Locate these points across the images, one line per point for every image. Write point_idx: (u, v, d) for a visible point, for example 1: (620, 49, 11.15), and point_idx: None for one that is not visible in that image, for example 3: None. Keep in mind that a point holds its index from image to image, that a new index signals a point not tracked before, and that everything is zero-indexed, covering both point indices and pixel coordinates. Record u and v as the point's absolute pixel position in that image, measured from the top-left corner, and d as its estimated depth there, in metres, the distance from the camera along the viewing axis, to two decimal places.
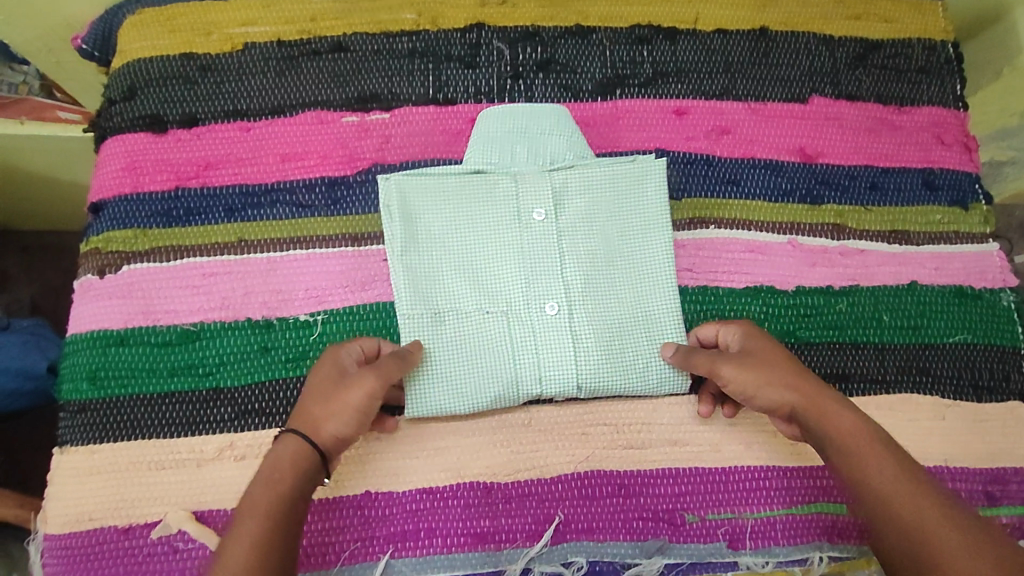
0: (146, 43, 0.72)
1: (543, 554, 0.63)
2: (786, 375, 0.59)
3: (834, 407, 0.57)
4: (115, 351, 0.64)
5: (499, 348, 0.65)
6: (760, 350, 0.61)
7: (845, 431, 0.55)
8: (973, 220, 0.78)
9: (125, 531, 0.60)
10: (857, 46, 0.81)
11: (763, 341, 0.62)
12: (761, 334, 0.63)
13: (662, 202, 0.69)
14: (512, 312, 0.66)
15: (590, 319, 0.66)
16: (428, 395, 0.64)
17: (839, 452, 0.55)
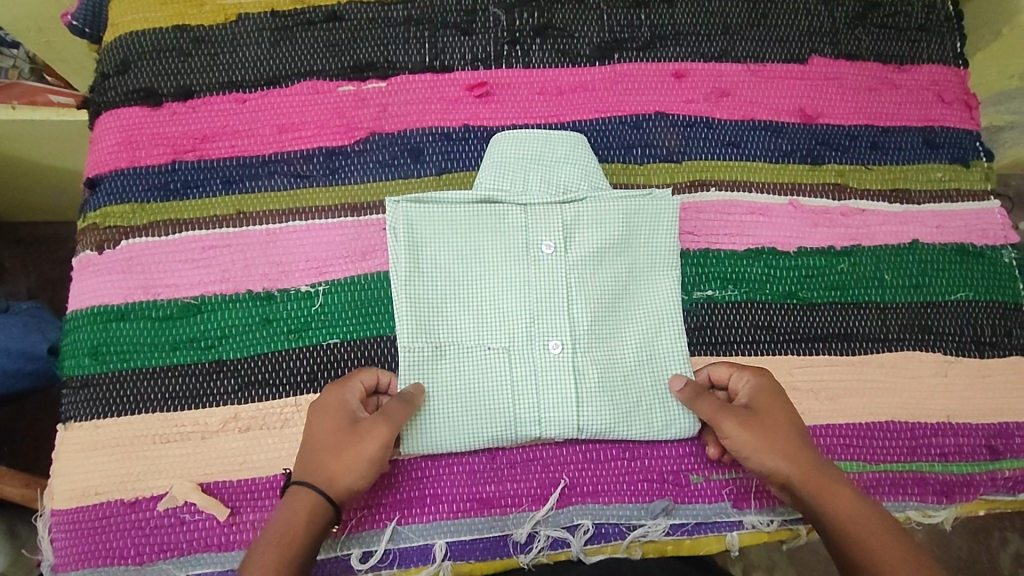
0: (138, 16, 0.71)
1: (549, 518, 0.63)
2: (787, 442, 0.59)
3: (833, 486, 0.57)
4: (117, 327, 0.64)
5: (500, 384, 0.63)
6: (766, 409, 0.60)
7: (845, 514, 0.56)
8: (974, 177, 0.77)
9: (131, 504, 0.60)
10: (856, 5, 0.80)
11: (772, 400, 0.61)
12: (772, 390, 0.62)
13: (673, 243, 0.69)
14: (515, 351, 0.64)
15: (594, 358, 0.65)
16: (424, 433, 0.62)
17: (836, 536, 0.56)
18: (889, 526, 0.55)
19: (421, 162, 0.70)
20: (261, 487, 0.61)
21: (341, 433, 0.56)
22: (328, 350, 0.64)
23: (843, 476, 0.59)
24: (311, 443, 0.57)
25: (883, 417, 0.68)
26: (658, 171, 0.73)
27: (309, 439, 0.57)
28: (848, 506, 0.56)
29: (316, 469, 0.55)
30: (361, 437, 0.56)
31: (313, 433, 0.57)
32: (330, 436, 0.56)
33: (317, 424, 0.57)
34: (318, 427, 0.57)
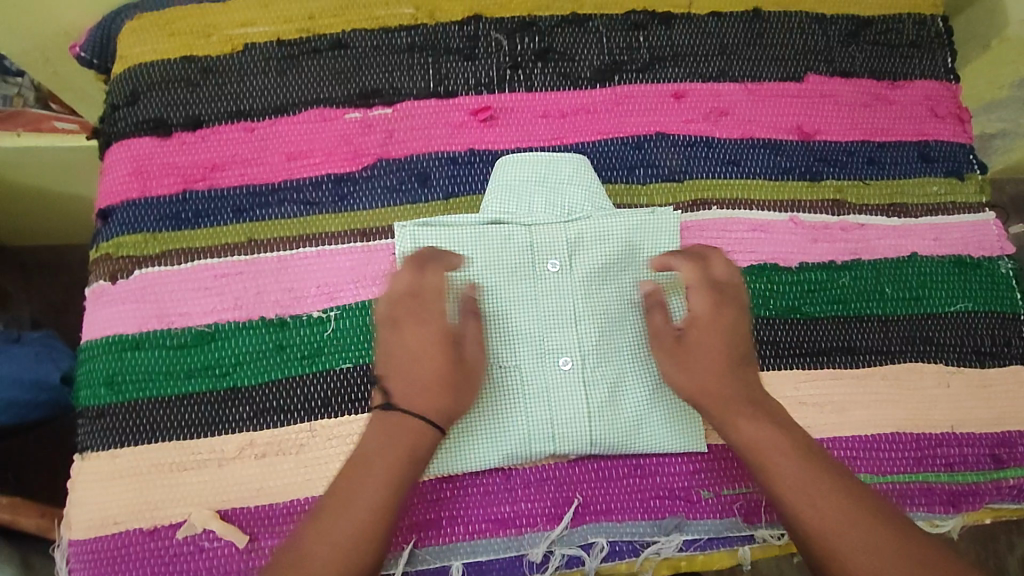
0: (147, 48, 0.72)
1: (563, 537, 0.63)
2: (704, 370, 0.60)
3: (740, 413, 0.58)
4: (132, 355, 0.64)
5: (512, 401, 0.65)
6: (693, 338, 0.62)
7: (750, 440, 0.57)
8: (969, 190, 0.79)
9: (150, 533, 0.60)
10: (849, 24, 0.82)
11: (699, 326, 0.62)
12: (708, 315, 0.62)
13: None
14: (525, 368, 0.65)
15: (602, 372, 0.66)
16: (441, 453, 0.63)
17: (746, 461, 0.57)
18: (807, 453, 0.56)
19: (428, 186, 0.71)
20: (279, 513, 0.61)
21: (452, 369, 0.59)
22: (343, 374, 0.65)
23: (756, 401, 0.59)
24: (413, 371, 0.58)
25: (889, 429, 0.70)
26: (660, 191, 0.74)
27: (408, 363, 0.58)
28: (760, 438, 0.57)
29: (428, 400, 0.57)
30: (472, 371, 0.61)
31: (420, 365, 0.58)
32: (441, 371, 0.59)
33: (421, 351, 0.59)
34: (427, 358, 0.59)
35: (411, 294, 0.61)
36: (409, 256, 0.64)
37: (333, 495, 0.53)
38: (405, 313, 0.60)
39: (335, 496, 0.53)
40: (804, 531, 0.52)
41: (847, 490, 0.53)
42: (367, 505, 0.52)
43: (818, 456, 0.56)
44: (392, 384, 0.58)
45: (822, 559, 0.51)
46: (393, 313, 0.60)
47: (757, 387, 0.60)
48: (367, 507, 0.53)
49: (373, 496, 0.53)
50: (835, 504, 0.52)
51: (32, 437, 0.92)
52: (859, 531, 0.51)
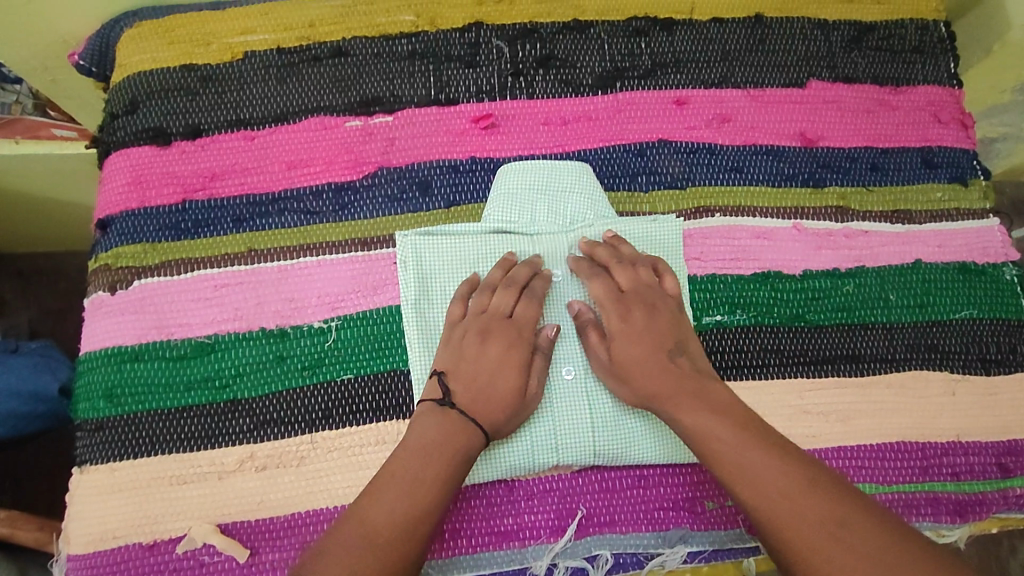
0: (145, 56, 0.72)
1: (567, 549, 0.63)
2: (639, 381, 0.61)
3: (689, 404, 0.58)
4: (131, 368, 0.64)
5: None
6: (622, 352, 0.62)
7: (698, 428, 0.57)
8: (973, 196, 0.79)
9: (150, 547, 0.60)
10: (852, 29, 0.81)
11: (620, 339, 0.62)
12: (625, 326, 0.63)
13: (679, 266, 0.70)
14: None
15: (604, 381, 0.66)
16: None
17: (697, 447, 0.57)
18: (750, 430, 0.56)
19: (429, 195, 0.71)
20: (280, 527, 0.61)
21: (515, 402, 0.61)
22: (344, 385, 0.64)
23: (701, 388, 0.59)
24: (484, 387, 0.60)
25: (894, 438, 0.69)
26: (663, 198, 0.74)
27: (481, 377, 0.60)
28: (700, 423, 0.57)
29: (487, 418, 0.59)
30: (529, 408, 0.62)
31: (495, 385, 0.60)
32: (508, 399, 0.60)
33: (499, 375, 0.61)
34: (503, 381, 0.60)
35: (502, 315, 0.63)
36: (499, 271, 0.65)
37: (387, 472, 0.55)
38: (495, 328, 0.62)
39: (391, 473, 0.55)
40: (759, 513, 0.52)
41: (786, 464, 0.54)
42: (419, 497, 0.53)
43: (761, 431, 0.56)
44: (459, 387, 0.60)
45: (767, 534, 0.52)
46: (482, 323, 0.62)
47: (693, 373, 0.61)
48: (425, 486, 0.54)
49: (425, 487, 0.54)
50: (774, 479, 0.53)
51: (35, 446, 0.92)
52: (804, 508, 0.51)
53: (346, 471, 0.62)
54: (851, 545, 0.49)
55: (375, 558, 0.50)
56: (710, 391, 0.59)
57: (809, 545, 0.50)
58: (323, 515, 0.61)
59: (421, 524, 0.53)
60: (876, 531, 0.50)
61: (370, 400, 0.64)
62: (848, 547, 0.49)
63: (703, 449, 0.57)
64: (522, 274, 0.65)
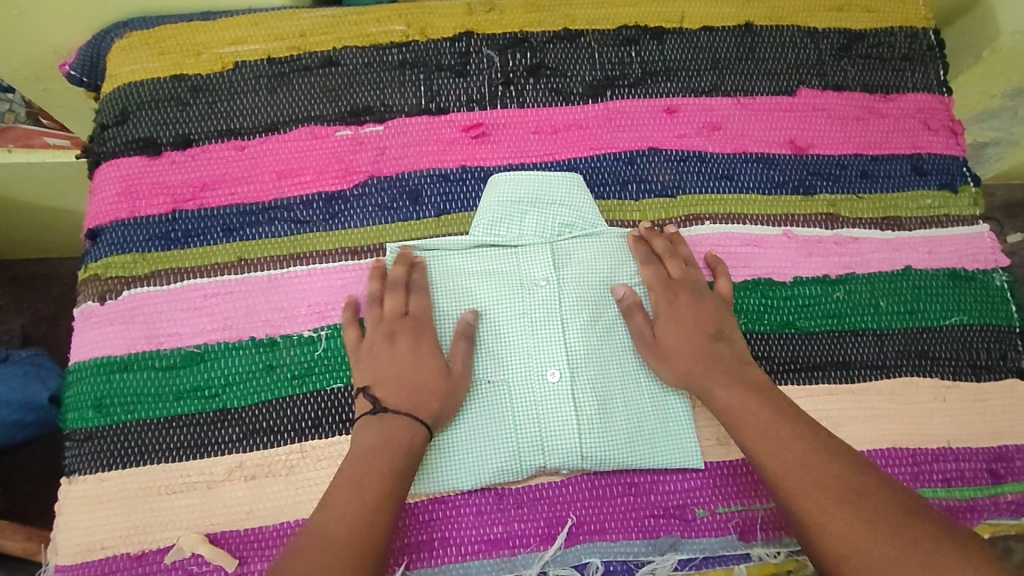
0: (136, 66, 0.72)
1: (557, 557, 0.63)
2: (681, 357, 0.64)
3: (721, 383, 0.62)
4: (120, 378, 0.64)
5: (503, 417, 0.64)
6: (666, 330, 0.65)
7: (729, 406, 0.61)
8: (963, 202, 0.79)
9: (138, 558, 0.60)
10: (841, 37, 0.82)
11: (666, 318, 0.66)
12: (671, 308, 0.66)
13: None
14: (514, 383, 0.65)
15: (592, 385, 0.66)
16: (434, 471, 0.63)
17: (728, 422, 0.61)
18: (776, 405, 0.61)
19: (419, 204, 0.71)
20: (268, 537, 0.60)
21: (442, 388, 0.62)
22: (333, 395, 0.64)
23: (735, 370, 0.63)
24: (411, 378, 0.61)
25: (885, 444, 0.69)
26: (653, 206, 0.74)
27: (403, 373, 0.61)
28: (728, 397, 0.62)
29: (423, 404, 0.60)
30: (462, 385, 0.63)
31: (417, 374, 0.61)
32: (436, 381, 0.61)
33: (415, 367, 0.62)
34: (424, 368, 0.62)
35: (397, 314, 0.64)
36: (379, 279, 0.66)
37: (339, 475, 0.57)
38: (397, 329, 0.63)
39: (340, 478, 0.56)
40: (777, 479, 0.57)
41: (808, 438, 0.58)
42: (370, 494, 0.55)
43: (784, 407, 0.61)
44: (385, 392, 0.60)
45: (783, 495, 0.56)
46: (383, 329, 0.63)
47: (732, 355, 0.64)
48: (375, 483, 0.56)
49: (376, 483, 0.56)
50: (797, 450, 0.57)
51: (32, 450, 0.93)
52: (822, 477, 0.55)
53: None
54: (860, 510, 0.53)
55: (336, 558, 0.51)
56: (743, 374, 0.63)
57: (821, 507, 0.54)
58: None
59: (376, 516, 0.54)
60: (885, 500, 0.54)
61: None
62: (859, 513, 0.53)
63: (733, 423, 0.61)
64: (399, 273, 0.66)
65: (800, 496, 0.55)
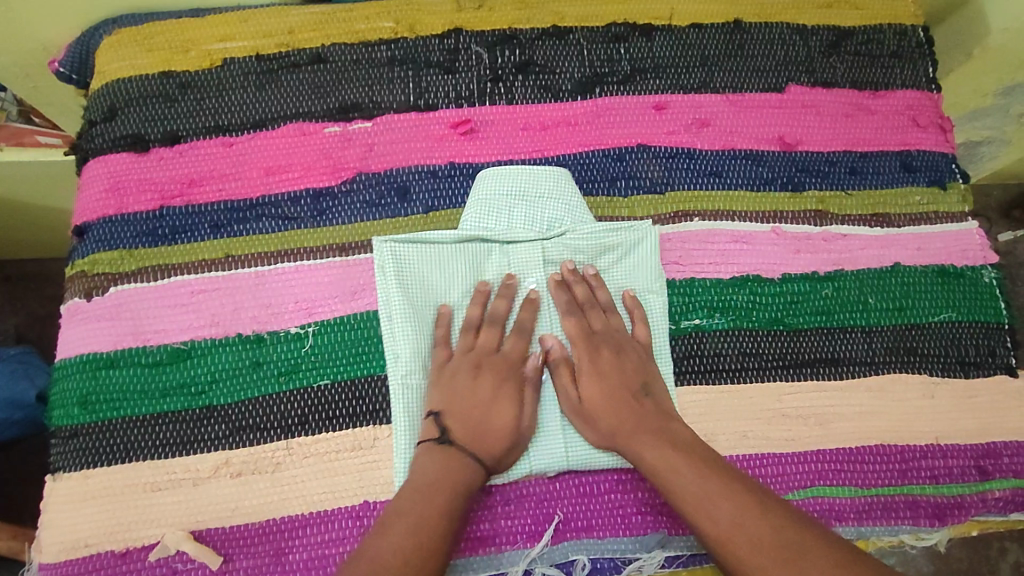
0: (124, 63, 0.72)
1: (544, 554, 0.63)
2: (602, 416, 0.62)
3: (647, 443, 0.60)
4: (106, 374, 0.63)
5: None
6: (588, 391, 0.64)
7: (655, 467, 0.58)
8: (952, 199, 0.79)
9: (122, 555, 0.59)
10: (830, 34, 0.82)
11: (589, 377, 0.64)
12: (593, 368, 0.64)
13: (658, 270, 0.70)
14: None
15: None
16: None
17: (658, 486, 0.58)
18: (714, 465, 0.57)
19: (408, 201, 0.71)
20: (254, 533, 0.60)
21: (510, 437, 0.62)
22: (321, 392, 0.64)
23: (661, 427, 0.61)
24: (482, 422, 0.61)
25: (872, 441, 0.69)
26: (642, 203, 0.74)
27: (476, 412, 0.61)
28: (663, 462, 0.58)
29: (489, 451, 0.60)
30: (523, 441, 0.63)
31: (491, 417, 0.61)
32: (505, 432, 0.61)
33: (493, 409, 0.62)
34: (498, 415, 0.62)
35: (489, 350, 0.64)
36: (479, 308, 0.66)
37: (397, 507, 0.54)
38: (485, 365, 0.63)
39: (398, 511, 0.54)
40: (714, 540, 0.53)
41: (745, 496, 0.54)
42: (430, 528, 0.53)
43: (721, 467, 0.57)
44: (454, 424, 0.60)
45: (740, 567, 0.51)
46: (470, 360, 0.63)
47: (659, 414, 0.62)
48: (433, 518, 0.54)
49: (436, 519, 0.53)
50: (727, 506, 0.54)
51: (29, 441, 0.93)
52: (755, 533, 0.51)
53: (322, 477, 0.62)
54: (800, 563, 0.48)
55: None
56: (670, 431, 0.60)
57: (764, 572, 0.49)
58: (297, 521, 0.61)
59: (432, 555, 0.51)
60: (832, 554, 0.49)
61: (347, 406, 0.64)
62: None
63: (663, 487, 0.58)
64: (502, 307, 0.66)
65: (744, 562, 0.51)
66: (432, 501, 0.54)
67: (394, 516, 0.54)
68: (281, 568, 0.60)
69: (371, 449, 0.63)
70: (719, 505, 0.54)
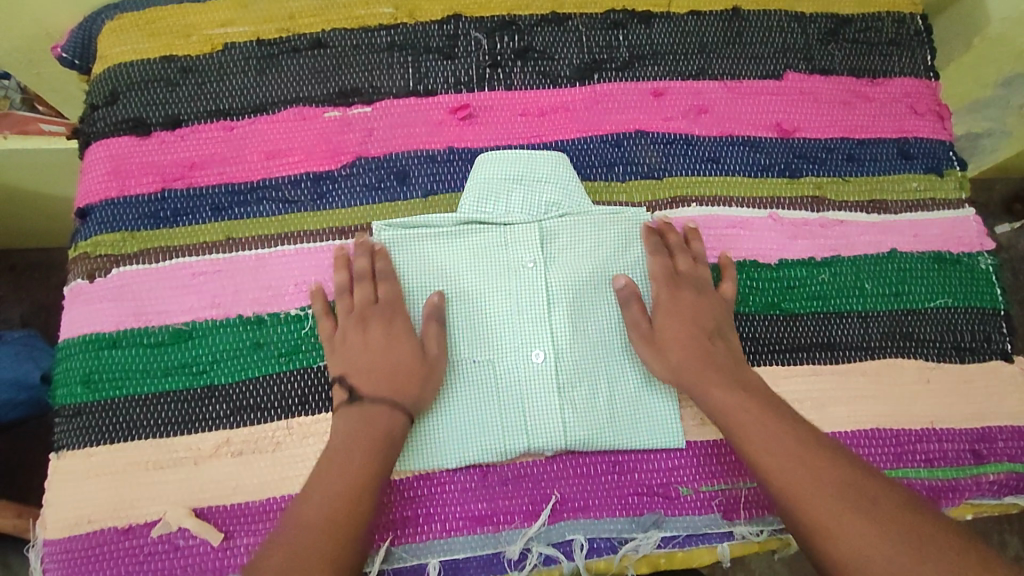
0: (126, 48, 0.73)
1: (541, 534, 0.63)
2: (679, 353, 0.64)
3: (715, 385, 0.62)
4: (108, 354, 0.64)
5: (489, 395, 0.65)
6: (668, 326, 0.66)
7: (725, 408, 0.61)
8: (949, 186, 0.79)
9: (125, 532, 0.60)
10: (828, 22, 0.82)
11: (670, 313, 0.66)
12: (674, 306, 0.66)
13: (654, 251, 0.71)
14: (500, 362, 0.66)
15: (574, 363, 0.66)
16: (419, 449, 0.63)
17: (725, 425, 0.61)
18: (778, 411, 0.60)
19: (408, 185, 0.71)
20: (254, 511, 0.61)
21: (417, 370, 0.62)
22: (320, 372, 0.65)
23: (730, 372, 0.63)
24: (386, 366, 0.62)
25: (868, 424, 0.69)
26: (640, 188, 0.74)
27: (378, 361, 0.62)
28: (731, 403, 0.61)
29: (399, 391, 0.61)
30: (437, 367, 0.63)
31: (391, 362, 0.62)
32: (411, 365, 0.62)
33: (389, 353, 0.62)
34: (398, 353, 0.62)
35: (367, 303, 0.64)
36: (344, 271, 0.66)
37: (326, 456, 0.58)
38: (370, 317, 0.64)
39: (328, 460, 0.58)
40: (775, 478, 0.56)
41: (811, 440, 0.57)
42: (355, 471, 0.57)
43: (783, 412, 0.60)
44: (360, 380, 0.61)
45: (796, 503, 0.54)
46: (353, 318, 0.64)
47: (729, 358, 0.65)
48: (358, 460, 0.57)
49: (361, 460, 0.57)
50: (795, 449, 0.57)
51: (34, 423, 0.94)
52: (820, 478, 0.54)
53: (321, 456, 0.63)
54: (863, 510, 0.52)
55: (325, 537, 0.53)
56: (738, 378, 0.63)
57: (818, 506, 0.53)
58: None
59: (365, 492, 0.56)
60: (889, 499, 0.53)
61: None
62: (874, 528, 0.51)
63: (730, 425, 0.60)
64: (364, 263, 0.66)
65: (800, 494, 0.54)
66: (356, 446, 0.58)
67: (322, 465, 0.57)
68: None
69: None
70: (786, 448, 0.57)
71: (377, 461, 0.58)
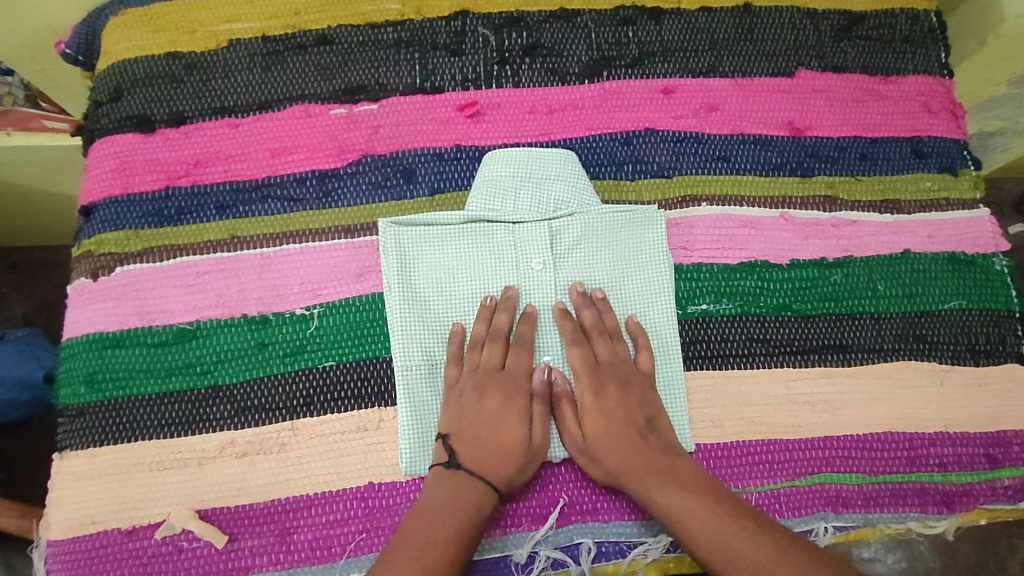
0: (131, 44, 0.72)
1: (549, 537, 0.62)
2: (615, 459, 0.61)
3: (659, 488, 0.59)
4: (113, 354, 0.64)
5: None
6: (599, 432, 0.62)
7: (673, 514, 0.58)
8: (963, 185, 0.78)
9: (128, 533, 0.60)
10: (841, 19, 0.81)
11: (597, 416, 0.62)
12: (598, 408, 0.62)
13: (665, 250, 0.69)
14: None
15: None
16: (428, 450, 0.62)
17: (674, 530, 0.58)
18: (715, 502, 0.58)
19: (414, 183, 0.70)
20: (259, 513, 0.60)
21: (522, 451, 0.60)
22: (326, 372, 0.64)
23: (671, 469, 0.60)
24: (488, 440, 0.60)
25: (881, 428, 0.68)
26: (649, 187, 0.73)
27: (484, 431, 0.61)
28: (675, 506, 0.58)
29: (502, 469, 0.59)
30: (539, 455, 0.61)
31: (500, 436, 0.60)
32: (515, 451, 0.60)
33: (501, 427, 0.61)
34: (507, 433, 0.61)
35: (493, 367, 0.63)
36: (484, 323, 0.64)
37: (434, 501, 0.57)
38: (489, 383, 0.62)
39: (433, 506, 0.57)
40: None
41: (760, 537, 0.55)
42: (463, 519, 0.56)
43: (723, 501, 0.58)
44: (461, 446, 0.60)
45: None
46: (475, 378, 0.62)
47: (665, 452, 0.61)
48: (462, 509, 0.57)
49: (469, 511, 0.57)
50: (750, 551, 0.54)
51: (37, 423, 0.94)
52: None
53: (327, 457, 0.62)
54: None
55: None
56: (681, 474, 0.60)
57: None
58: (303, 502, 0.61)
59: (465, 543, 0.55)
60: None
61: (353, 388, 0.64)
62: None
63: (680, 531, 0.57)
64: (504, 321, 0.64)
65: None
66: (460, 500, 0.57)
67: (427, 507, 0.57)
68: (286, 548, 0.60)
69: (377, 430, 0.63)
70: (740, 549, 0.55)
71: (476, 516, 0.57)
